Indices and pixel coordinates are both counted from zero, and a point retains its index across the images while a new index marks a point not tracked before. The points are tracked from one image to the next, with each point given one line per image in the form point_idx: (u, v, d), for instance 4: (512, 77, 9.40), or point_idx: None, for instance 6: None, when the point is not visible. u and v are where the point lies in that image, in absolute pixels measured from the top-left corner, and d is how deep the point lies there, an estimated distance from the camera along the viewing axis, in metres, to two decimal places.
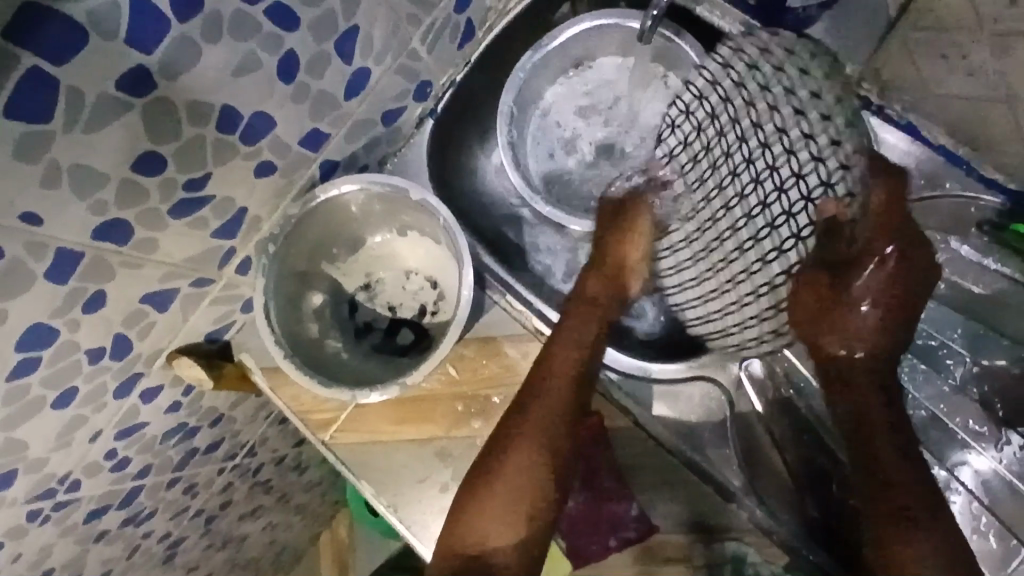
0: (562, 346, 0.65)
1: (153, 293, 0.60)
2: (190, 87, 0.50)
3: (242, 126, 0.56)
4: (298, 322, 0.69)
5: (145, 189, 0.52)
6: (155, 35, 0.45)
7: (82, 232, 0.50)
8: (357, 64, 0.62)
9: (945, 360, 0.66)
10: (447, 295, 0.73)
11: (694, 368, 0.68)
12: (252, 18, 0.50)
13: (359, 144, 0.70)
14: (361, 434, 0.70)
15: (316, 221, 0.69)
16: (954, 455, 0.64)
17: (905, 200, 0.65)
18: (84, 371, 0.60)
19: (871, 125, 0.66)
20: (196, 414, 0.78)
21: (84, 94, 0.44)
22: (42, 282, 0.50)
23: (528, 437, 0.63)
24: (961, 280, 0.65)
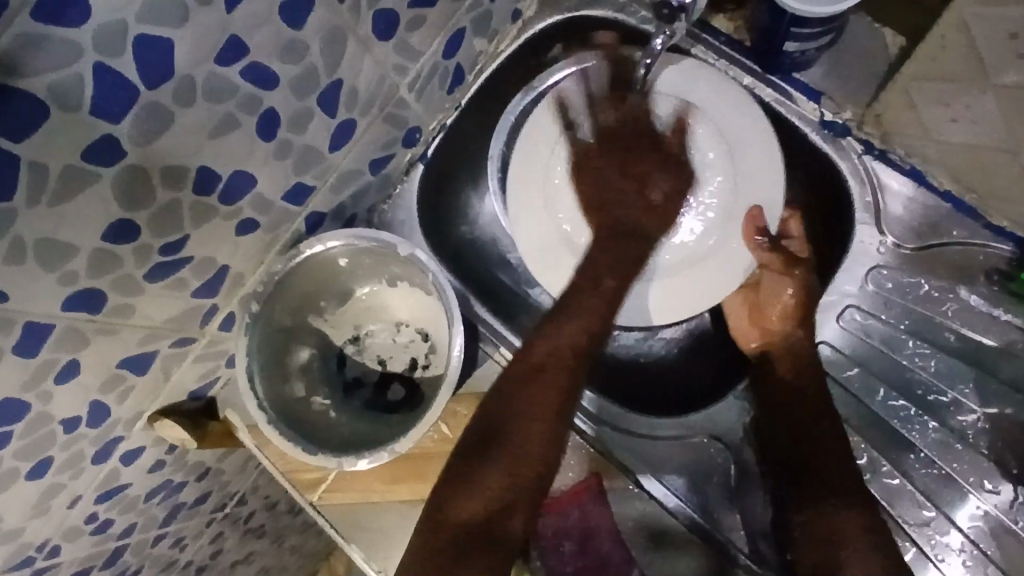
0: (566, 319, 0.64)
1: (131, 357, 0.58)
2: (163, 153, 0.48)
3: (221, 187, 0.54)
4: (283, 381, 0.66)
5: (118, 256, 0.50)
6: (124, 104, 0.43)
7: (52, 304, 0.48)
8: (342, 116, 0.60)
9: (954, 416, 0.62)
10: (439, 347, 0.71)
11: (698, 423, 0.67)
12: (227, 79, 0.48)
13: (346, 194, 0.68)
14: (350, 496, 0.67)
15: (302, 275, 0.67)
16: (966, 515, 0.60)
17: (910, 249, 0.63)
18: (59, 441, 0.57)
19: (874, 171, 0.64)
20: (182, 470, 0.76)
21: (48, 168, 0.42)
22: (10, 357, 0.48)
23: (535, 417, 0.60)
24: (971, 331, 0.62)
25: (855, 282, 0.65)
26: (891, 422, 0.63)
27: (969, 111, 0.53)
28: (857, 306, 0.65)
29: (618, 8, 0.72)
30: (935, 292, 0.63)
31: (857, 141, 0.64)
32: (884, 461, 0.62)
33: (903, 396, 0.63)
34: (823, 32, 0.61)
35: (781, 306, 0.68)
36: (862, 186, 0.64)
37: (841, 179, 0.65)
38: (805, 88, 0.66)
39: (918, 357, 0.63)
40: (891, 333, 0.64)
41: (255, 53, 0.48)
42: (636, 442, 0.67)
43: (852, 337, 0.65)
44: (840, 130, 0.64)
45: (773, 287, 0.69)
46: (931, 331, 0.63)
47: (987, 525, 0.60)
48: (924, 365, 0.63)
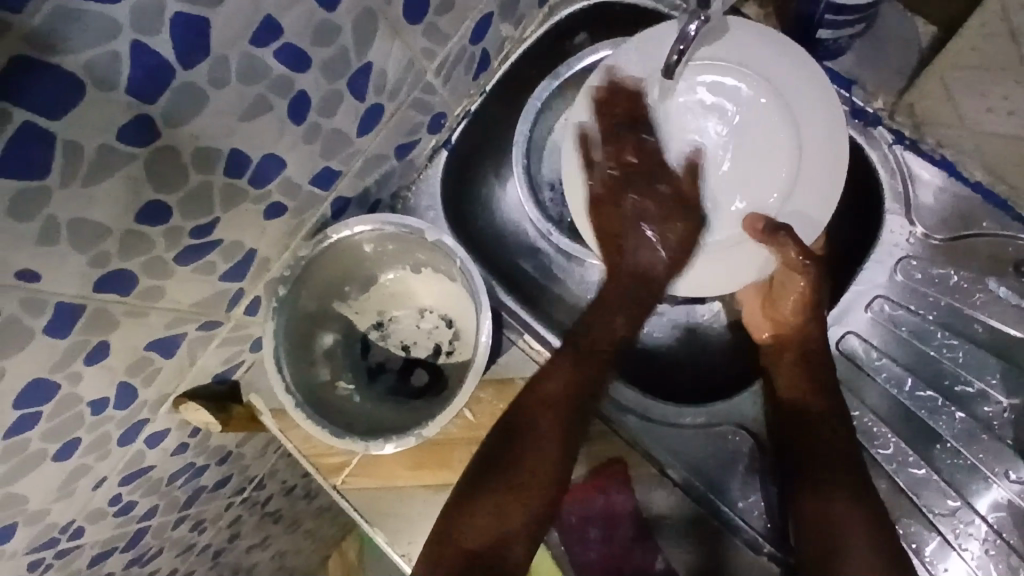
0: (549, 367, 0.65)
1: (158, 340, 0.58)
2: (195, 134, 0.47)
3: (251, 169, 0.54)
4: (307, 366, 0.66)
5: (149, 238, 0.50)
6: (159, 85, 0.43)
7: (83, 285, 0.48)
8: (370, 100, 0.60)
9: (981, 406, 0.61)
10: (463, 336, 0.71)
11: (719, 414, 0.67)
12: (262, 60, 0.48)
13: (371, 179, 0.68)
14: (373, 479, 0.68)
15: (329, 261, 0.67)
16: (991, 505, 0.59)
17: (939, 239, 0.62)
18: (86, 422, 0.57)
19: (905, 160, 0.62)
20: (204, 454, 0.76)
21: (84, 148, 0.42)
22: (41, 337, 0.48)
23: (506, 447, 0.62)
24: (1000, 322, 0.61)
25: (882, 273, 0.63)
26: (918, 413, 0.62)
27: (1009, 101, 0.58)
28: (885, 296, 0.63)
29: None
30: (965, 284, 0.62)
31: (888, 131, 0.63)
32: (911, 451, 0.61)
33: (930, 387, 0.62)
34: (857, 19, 0.61)
35: (798, 296, 0.64)
36: (892, 176, 0.63)
37: (870, 169, 0.64)
38: (835, 77, 0.65)
39: (946, 348, 0.62)
40: (919, 324, 0.63)
41: (288, 34, 0.48)
42: (656, 428, 0.67)
43: (881, 327, 0.63)
44: (871, 119, 0.63)
45: (788, 281, 0.64)
46: (959, 322, 0.62)
47: (1012, 516, 0.59)
48: (951, 356, 0.62)
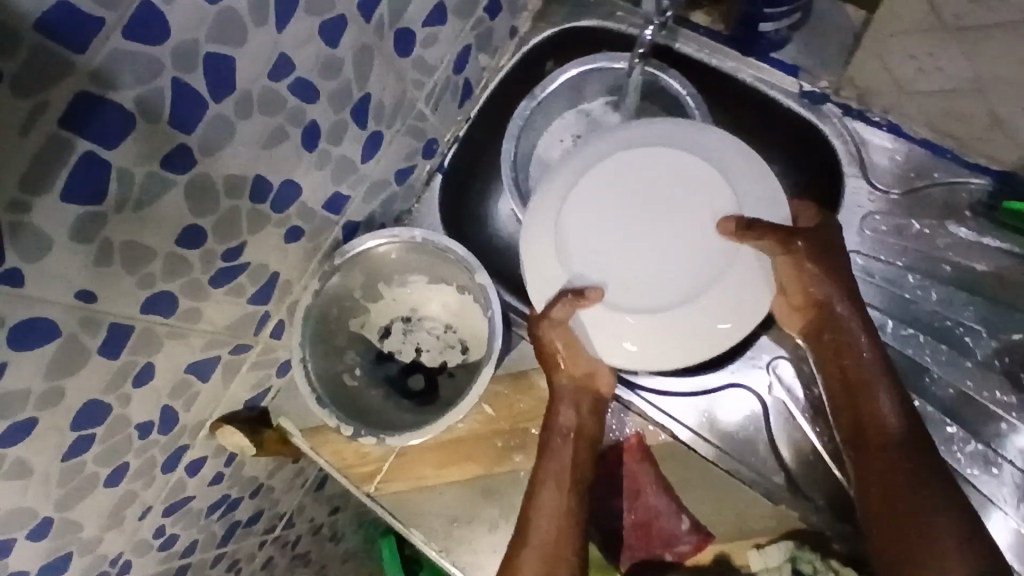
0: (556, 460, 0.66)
1: (197, 363, 0.62)
2: (224, 162, 0.53)
3: (272, 195, 0.60)
4: (333, 380, 0.70)
5: (188, 261, 0.55)
6: (195, 117, 0.49)
7: (132, 306, 0.53)
8: (371, 128, 0.67)
9: (964, 339, 0.66)
10: (468, 354, 0.74)
11: (723, 377, 0.71)
12: (278, 93, 0.55)
13: (375, 204, 0.74)
14: (404, 481, 0.71)
15: (346, 276, 0.71)
16: (989, 429, 0.64)
17: (898, 194, 0.68)
18: (134, 447, 0.61)
19: (855, 129, 0.69)
20: (238, 484, 0.79)
21: (134, 175, 0.47)
22: (96, 357, 0.52)
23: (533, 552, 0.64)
24: (966, 260, 0.66)
25: (853, 230, 0.69)
26: (905, 352, 0.67)
27: (933, 57, 0.70)
28: (858, 252, 0.68)
29: (605, 15, 0.79)
30: (929, 230, 0.67)
31: (836, 106, 0.70)
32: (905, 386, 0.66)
33: (912, 325, 0.67)
34: (792, 9, 0.69)
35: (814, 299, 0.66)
36: (846, 144, 0.69)
37: (826, 141, 0.70)
38: (780, 64, 0.72)
39: (920, 290, 0.67)
40: (892, 271, 0.68)
41: (300, 70, 0.55)
42: (665, 399, 0.71)
43: (858, 280, 0.68)
44: (819, 98, 0.70)
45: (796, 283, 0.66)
46: (930, 265, 0.67)
47: (1010, 437, 0.63)
48: (926, 296, 0.67)
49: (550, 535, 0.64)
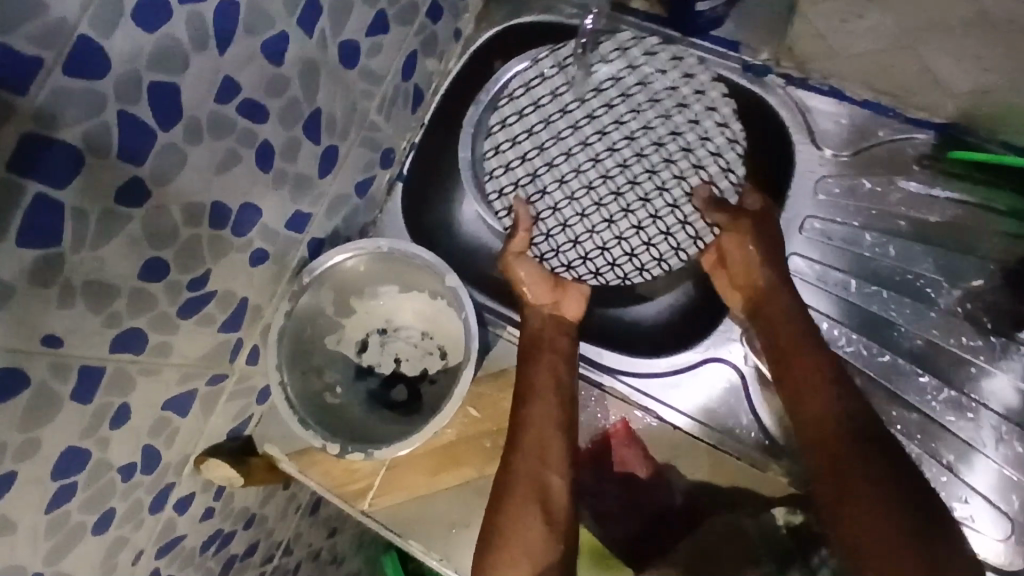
0: (538, 412, 0.66)
1: (173, 398, 0.62)
2: (180, 192, 0.53)
3: (232, 220, 0.59)
4: (313, 399, 0.69)
5: (153, 296, 0.55)
6: (145, 148, 0.49)
7: (100, 348, 0.52)
8: (325, 143, 0.66)
9: (925, 290, 0.68)
10: (447, 358, 0.74)
11: (699, 353, 0.72)
12: (227, 116, 0.54)
13: (338, 219, 0.74)
14: (397, 494, 0.70)
15: (318, 294, 0.70)
16: (960, 375, 0.66)
17: (847, 155, 0.70)
18: (118, 490, 0.60)
19: (799, 97, 0.71)
20: (230, 517, 0.78)
21: (89, 214, 0.47)
22: (69, 403, 0.51)
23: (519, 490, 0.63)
24: (918, 213, 0.68)
25: (807, 197, 0.71)
26: (869, 309, 0.69)
27: (864, 19, 0.64)
28: (815, 216, 0.71)
29: (545, 8, 0.80)
30: (878, 187, 0.69)
31: (779, 77, 0.72)
32: (873, 342, 0.68)
33: (874, 283, 0.69)
34: None
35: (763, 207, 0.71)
36: (792, 112, 0.71)
37: (773, 112, 0.72)
38: (721, 42, 0.74)
39: (877, 247, 0.69)
40: (850, 231, 0.70)
41: (246, 90, 0.55)
42: (647, 381, 0.73)
43: (818, 243, 0.71)
44: (761, 70, 0.72)
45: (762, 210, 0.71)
46: (884, 222, 0.69)
47: (978, 379, 0.66)
48: (884, 253, 0.69)
49: (532, 479, 0.63)
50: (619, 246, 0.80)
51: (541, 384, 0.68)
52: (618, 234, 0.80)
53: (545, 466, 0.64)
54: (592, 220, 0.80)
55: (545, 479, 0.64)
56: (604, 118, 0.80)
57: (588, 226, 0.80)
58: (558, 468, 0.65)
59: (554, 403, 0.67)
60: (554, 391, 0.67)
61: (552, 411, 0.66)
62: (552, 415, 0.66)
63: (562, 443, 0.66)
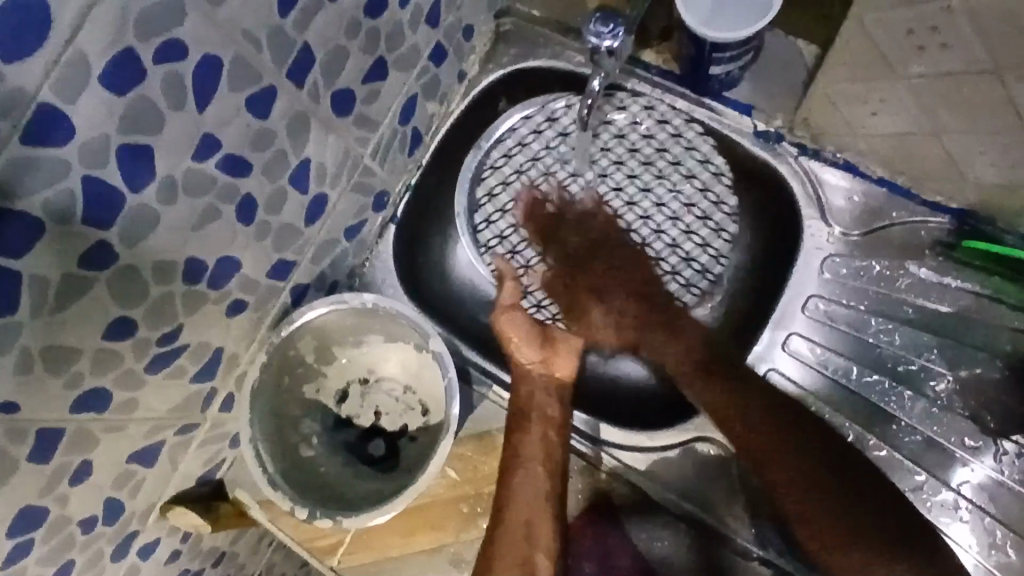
0: (527, 446, 0.65)
1: (139, 451, 0.60)
2: (151, 251, 0.51)
3: (209, 274, 0.57)
4: (288, 453, 0.67)
5: (119, 353, 0.52)
6: (113, 211, 0.46)
7: (61, 409, 0.50)
8: (314, 192, 0.64)
9: (928, 383, 0.66)
10: (429, 416, 0.72)
11: (689, 431, 0.69)
12: (206, 172, 0.52)
13: (325, 264, 0.71)
14: (368, 554, 0.68)
15: (297, 344, 0.68)
16: (957, 475, 0.64)
17: (857, 235, 0.68)
18: (77, 543, 0.58)
19: (811, 168, 0.69)
20: (197, 558, 0.76)
21: (49, 280, 0.44)
22: (25, 465, 0.49)
23: (504, 537, 0.62)
24: (927, 301, 0.67)
25: (812, 275, 0.69)
26: (871, 398, 0.67)
27: (885, 103, 0.59)
28: (819, 295, 0.69)
29: (555, 55, 0.77)
30: (888, 271, 0.68)
31: (791, 145, 0.70)
32: (871, 435, 0.66)
33: (876, 370, 0.67)
34: (740, 53, 0.67)
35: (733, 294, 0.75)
36: (803, 183, 0.70)
37: (783, 181, 0.70)
38: (734, 104, 0.72)
39: (883, 333, 0.67)
40: (853, 315, 0.68)
41: (228, 146, 0.52)
42: (635, 456, 0.69)
43: (819, 324, 0.69)
44: (774, 137, 0.70)
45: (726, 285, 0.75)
46: (890, 307, 0.68)
47: (978, 482, 0.63)
48: (889, 340, 0.67)
49: (522, 520, 0.62)
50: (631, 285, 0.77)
51: (536, 416, 0.66)
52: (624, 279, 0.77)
53: (534, 510, 0.63)
54: (592, 270, 0.78)
55: (533, 525, 0.62)
56: (609, 168, 0.78)
57: (585, 272, 0.78)
58: (546, 511, 0.63)
59: (546, 440, 0.65)
60: (543, 430, 0.66)
61: (543, 449, 0.65)
62: (541, 454, 0.65)
63: (549, 489, 0.64)
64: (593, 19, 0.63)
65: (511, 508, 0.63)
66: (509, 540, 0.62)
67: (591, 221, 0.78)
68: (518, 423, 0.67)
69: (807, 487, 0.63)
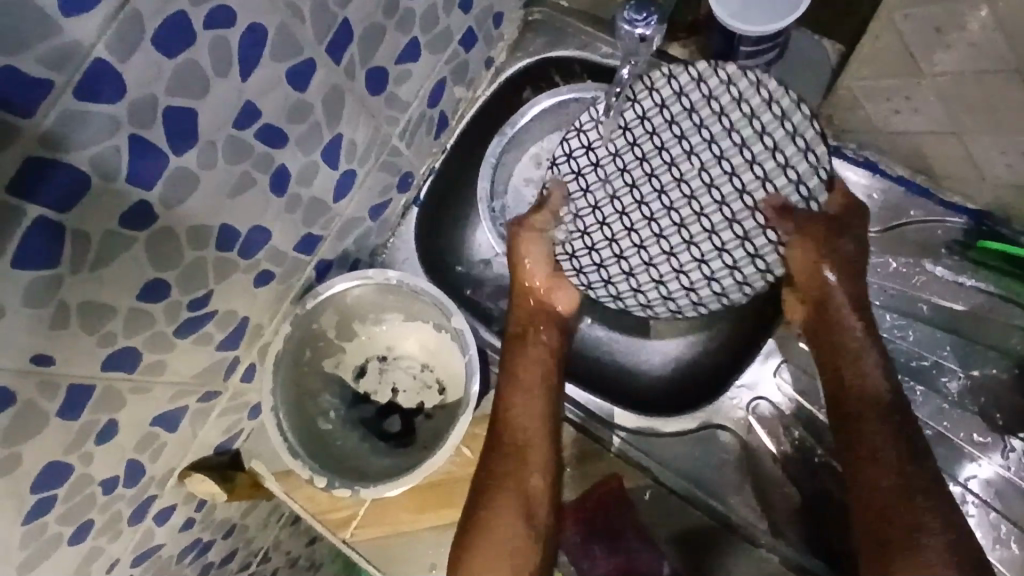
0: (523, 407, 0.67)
1: (163, 414, 0.60)
2: (188, 215, 0.52)
3: (240, 242, 0.58)
4: (307, 424, 0.68)
5: (151, 314, 0.53)
6: (155, 171, 0.47)
7: (92, 366, 0.51)
8: (343, 167, 0.65)
9: (940, 379, 0.67)
10: (445, 395, 0.73)
11: (703, 418, 0.71)
12: (244, 140, 0.53)
13: (349, 241, 0.72)
14: (380, 528, 0.69)
15: (320, 317, 0.69)
16: (966, 469, 0.65)
17: (874, 232, 0.70)
18: (98, 503, 0.59)
19: (832, 165, 0.71)
20: (209, 528, 0.77)
21: (91, 236, 0.45)
22: (55, 420, 0.50)
23: (501, 487, 0.64)
24: (942, 299, 0.68)
25: None
26: None
27: (910, 101, 0.60)
28: None
29: (582, 46, 0.78)
30: (904, 268, 0.69)
31: None
32: None
33: (889, 365, 0.69)
34: (768, 47, 0.68)
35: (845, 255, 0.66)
36: None
37: None
38: None
39: (896, 329, 0.69)
40: None
41: (266, 116, 0.53)
42: (649, 441, 0.71)
43: None
44: None
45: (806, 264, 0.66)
46: (905, 304, 0.69)
47: (986, 477, 0.64)
48: (903, 336, 0.69)
49: (517, 478, 0.64)
50: (699, 273, 0.68)
51: (535, 373, 0.69)
52: (677, 269, 0.69)
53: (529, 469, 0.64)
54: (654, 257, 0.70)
55: (528, 480, 0.64)
56: (678, 133, 0.68)
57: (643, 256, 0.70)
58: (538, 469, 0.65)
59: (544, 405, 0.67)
60: (542, 395, 0.68)
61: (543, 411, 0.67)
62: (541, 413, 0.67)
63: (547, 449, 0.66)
64: (627, 8, 0.64)
65: (508, 464, 0.65)
66: (504, 486, 0.64)
67: (656, 197, 0.69)
68: (511, 390, 0.68)
69: (883, 469, 0.60)
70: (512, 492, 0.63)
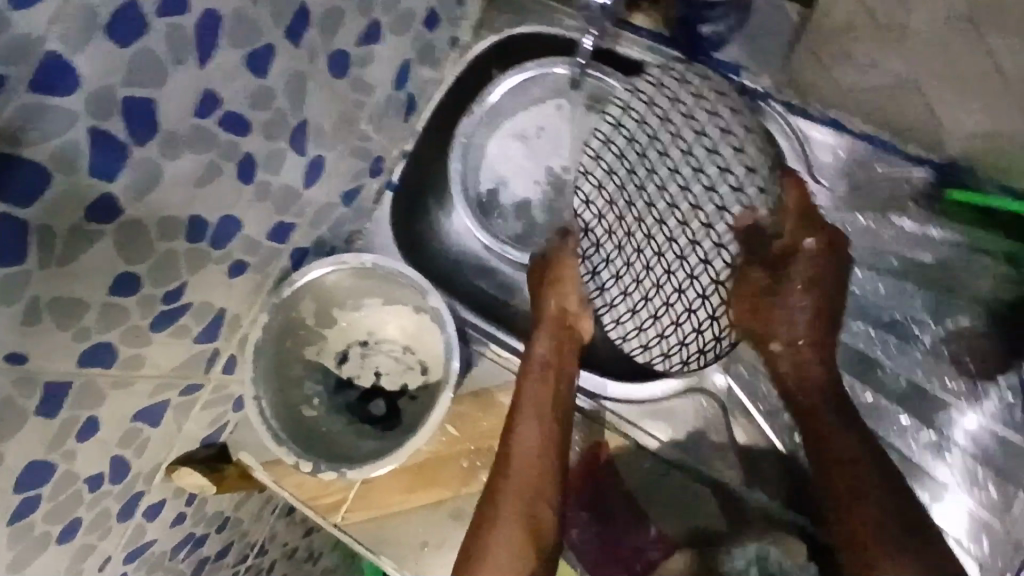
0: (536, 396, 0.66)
1: (144, 409, 0.61)
2: (156, 206, 0.51)
3: (211, 232, 0.58)
4: (291, 411, 0.69)
5: (124, 308, 0.53)
6: (118, 163, 0.47)
7: (69, 363, 0.51)
8: (312, 154, 0.65)
9: (914, 330, 0.68)
10: (428, 375, 0.73)
11: (684, 382, 0.71)
12: (207, 129, 0.52)
13: (323, 228, 0.72)
14: (370, 510, 0.70)
15: (298, 305, 0.69)
16: (943, 418, 0.66)
17: (842, 190, 0.70)
18: (85, 499, 0.59)
19: (799, 126, 0.71)
20: (201, 522, 0.77)
21: (57, 231, 0.45)
22: (34, 418, 0.50)
23: (516, 479, 0.62)
24: (911, 252, 0.69)
25: None
26: (859, 347, 0.69)
27: None
28: None
29: (548, 20, 0.78)
30: (874, 224, 0.70)
31: (777, 104, 0.72)
32: (863, 386, 0.68)
33: (863, 320, 0.70)
34: None
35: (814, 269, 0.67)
36: (790, 140, 0.71)
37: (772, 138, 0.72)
38: (724, 64, 0.74)
39: (869, 284, 0.70)
40: None
41: (228, 103, 0.53)
42: (631, 408, 0.72)
43: None
44: (760, 96, 0.72)
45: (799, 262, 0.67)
46: (877, 259, 0.70)
47: (962, 424, 0.65)
48: (876, 291, 0.70)
49: (531, 466, 0.62)
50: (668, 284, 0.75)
51: (546, 362, 0.68)
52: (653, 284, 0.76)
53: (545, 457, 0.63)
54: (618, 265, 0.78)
55: (544, 469, 0.62)
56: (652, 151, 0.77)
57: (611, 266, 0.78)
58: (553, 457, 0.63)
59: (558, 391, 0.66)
60: (555, 382, 0.67)
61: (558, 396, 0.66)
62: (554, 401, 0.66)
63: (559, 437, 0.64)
64: None
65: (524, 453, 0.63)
66: (520, 480, 0.62)
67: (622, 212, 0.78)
68: (524, 376, 0.67)
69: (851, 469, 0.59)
70: (529, 483, 0.62)
